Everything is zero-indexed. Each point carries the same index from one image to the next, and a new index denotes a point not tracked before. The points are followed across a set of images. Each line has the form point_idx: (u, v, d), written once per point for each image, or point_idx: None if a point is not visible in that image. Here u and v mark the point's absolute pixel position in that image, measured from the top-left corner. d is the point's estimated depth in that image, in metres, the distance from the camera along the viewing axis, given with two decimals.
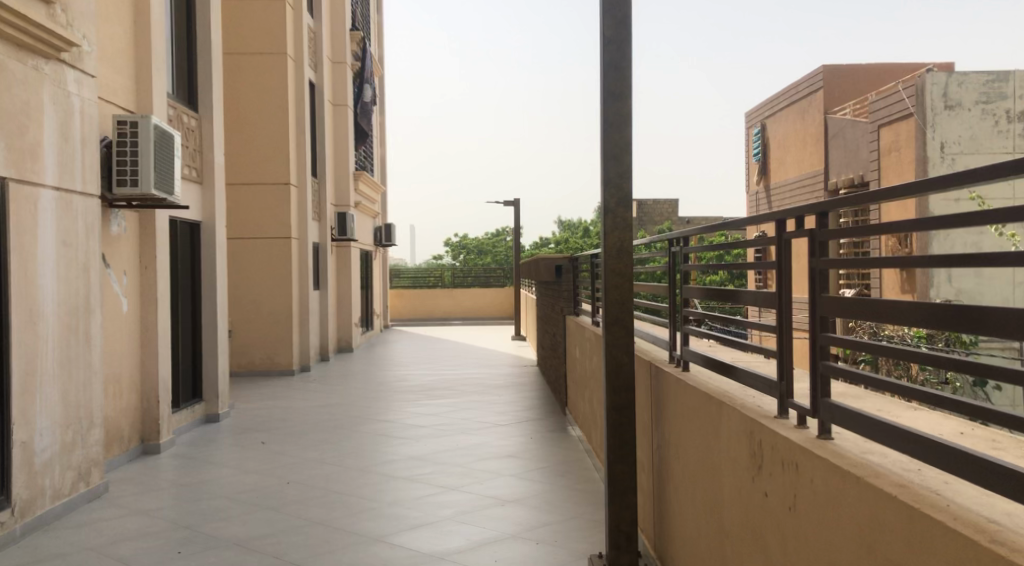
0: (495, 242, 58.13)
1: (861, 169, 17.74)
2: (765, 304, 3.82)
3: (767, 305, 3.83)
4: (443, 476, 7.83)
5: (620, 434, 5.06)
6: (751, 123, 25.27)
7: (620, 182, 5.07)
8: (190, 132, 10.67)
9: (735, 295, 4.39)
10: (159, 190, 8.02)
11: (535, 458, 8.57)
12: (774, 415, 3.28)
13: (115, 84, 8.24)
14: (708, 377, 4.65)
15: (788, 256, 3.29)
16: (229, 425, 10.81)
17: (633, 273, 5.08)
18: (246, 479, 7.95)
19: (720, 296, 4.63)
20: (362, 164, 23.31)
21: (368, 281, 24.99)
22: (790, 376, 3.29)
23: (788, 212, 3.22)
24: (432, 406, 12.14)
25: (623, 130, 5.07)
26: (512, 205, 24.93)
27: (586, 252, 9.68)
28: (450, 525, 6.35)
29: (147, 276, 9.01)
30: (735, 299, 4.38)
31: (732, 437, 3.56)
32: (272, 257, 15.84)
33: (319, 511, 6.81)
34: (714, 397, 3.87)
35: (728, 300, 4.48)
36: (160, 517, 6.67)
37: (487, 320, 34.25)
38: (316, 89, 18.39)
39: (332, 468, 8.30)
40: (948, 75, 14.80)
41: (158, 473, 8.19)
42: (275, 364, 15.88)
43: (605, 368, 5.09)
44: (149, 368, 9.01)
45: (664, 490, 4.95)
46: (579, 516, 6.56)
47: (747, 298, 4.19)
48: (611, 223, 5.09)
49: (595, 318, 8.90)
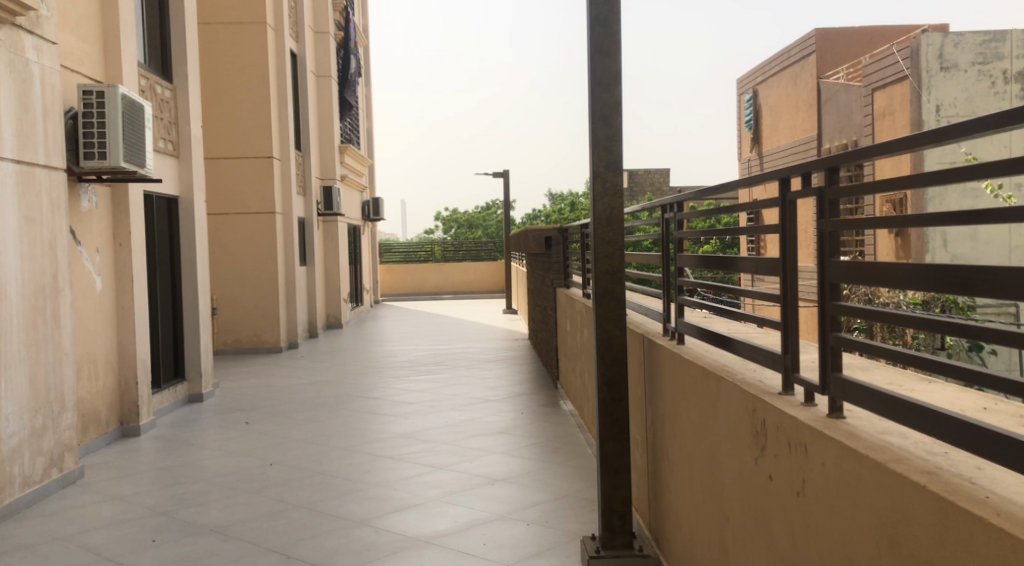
0: (485, 216, 57.71)
1: (855, 134, 17.45)
2: (763, 272, 3.52)
3: (766, 273, 3.53)
4: (431, 455, 7.58)
5: (612, 411, 4.81)
6: (742, 89, 24.89)
7: (609, 145, 4.77)
8: (165, 104, 10.30)
9: (731, 262, 4.09)
10: (129, 163, 7.69)
11: (526, 434, 8.30)
12: (779, 392, 3.01)
13: (81, 53, 7.88)
14: (706, 350, 4.37)
15: (792, 217, 3.00)
16: (213, 405, 10.52)
17: (624, 242, 4.79)
18: (228, 461, 7.70)
19: (716, 263, 4.33)
20: (347, 137, 22.95)
21: (356, 255, 24.65)
22: (796, 347, 3.02)
23: (793, 169, 2.91)
24: (422, 381, 11.89)
25: (612, 89, 4.76)
26: (502, 176, 24.60)
27: (577, 222, 9.39)
28: (438, 506, 6.11)
29: (122, 252, 8.70)
30: (732, 268, 4.08)
31: (731, 416, 3.32)
32: (256, 233, 15.50)
33: (301, 494, 6.55)
34: (711, 372, 3.60)
35: (724, 268, 4.19)
36: (137, 503, 6.41)
37: (477, 293, 33.97)
38: (299, 60, 17.97)
39: (316, 448, 8.04)
40: (944, 36, 14.49)
41: (138, 456, 7.93)
42: (263, 342, 15.57)
43: (595, 342, 4.82)
44: (126, 348, 8.72)
45: (659, 467, 4.69)
46: (572, 494, 6.31)
47: (743, 266, 3.89)
48: (600, 189, 4.80)
49: (586, 289, 8.63)
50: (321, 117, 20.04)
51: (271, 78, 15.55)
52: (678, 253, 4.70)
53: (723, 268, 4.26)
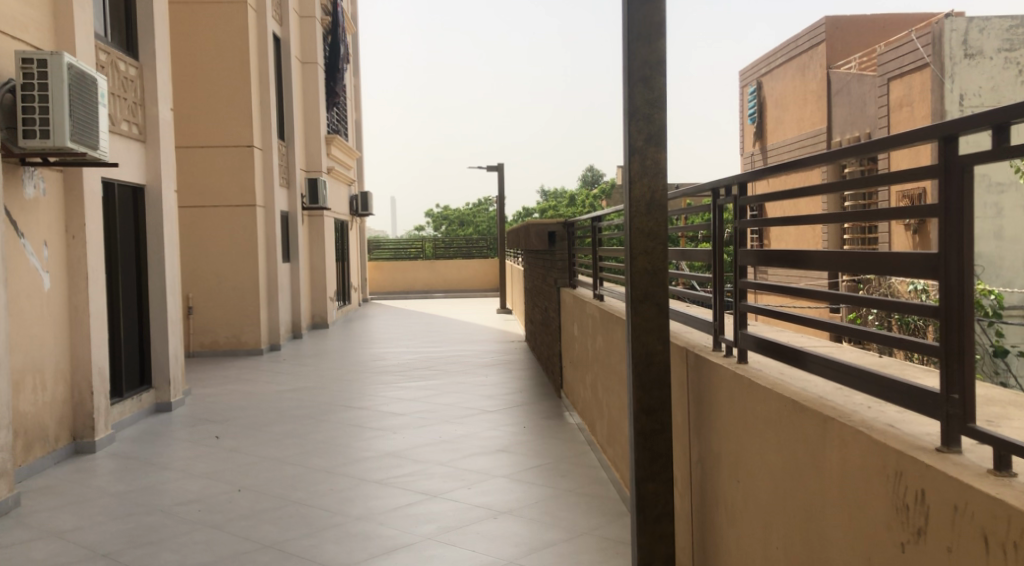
0: (476, 214, 56.65)
1: (868, 126, 16.57)
2: (864, 269, 2.54)
3: (866, 272, 2.55)
4: (424, 480, 6.62)
5: (651, 445, 3.88)
6: (745, 82, 23.99)
7: (650, 113, 3.84)
8: (129, 82, 9.30)
9: (799, 256, 3.11)
10: (76, 143, 6.72)
11: (531, 453, 7.36)
12: (937, 448, 2.08)
13: (25, 18, 6.87)
14: (777, 371, 3.42)
15: (964, 193, 2.04)
16: (182, 416, 9.55)
17: (667, 234, 3.86)
18: (193, 485, 6.73)
19: (772, 258, 3.43)
20: (334, 128, 21.92)
21: (344, 253, 23.63)
22: (972, 386, 2.04)
23: (981, 117, 1.92)
24: (412, 389, 10.93)
25: (655, 43, 3.82)
26: (496, 170, 23.63)
27: (585, 216, 8.34)
28: (430, 548, 5.16)
29: (75, 249, 7.70)
30: (800, 265, 3.10)
31: (852, 485, 2.37)
32: (234, 227, 14.49)
33: (272, 530, 5.59)
34: (811, 408, 2.67)
35: (782, 264, 3.23)
36: (77, 542, 5.43)
37: (469, 292, 32.95)
38: (282, 45, 16.99)
39: (291, 470, 7.07)
40: (968, 21, 13.63)
41: (89, 479, 6.95)
42: (242, 344, 14.56)
43: (631, 359, 3.88)
44: (79, 355, 7.74)
45: (711, 518, 3.77)
46: (590, 533, 5.38)
47: (818, 261, 2.94)
48: (638, 167, 3.85)
49: (598, 290, 7.64)
50: (307, 106, 19.03)
51: (252, 61, 14.52)
52: (735, 247, 3.69)
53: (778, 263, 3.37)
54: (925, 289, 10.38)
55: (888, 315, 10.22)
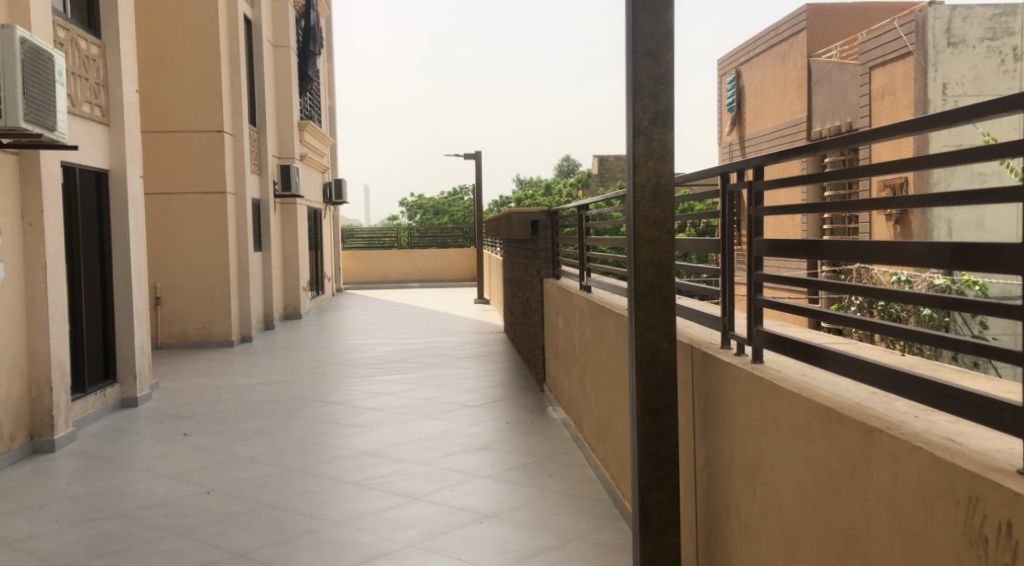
0: (451, 203, 56.21)
1: (849, 115, 16.38)
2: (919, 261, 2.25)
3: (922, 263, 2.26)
4: (404, 480, 6.30)
5: (655, 449, 3.58)
6: (723, 71, 23.74)
7: (657, 92, 3.53)
8: (90, 60, 8.84)
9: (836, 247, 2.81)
10: (31, 123, 6.31)
11: (515, 451, 7.05)
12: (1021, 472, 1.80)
13: None
14: (799, 372, 3.13)
15: None
16: (149, 411, 9.15)
17: (675, 223, 3.55)
18: (160, 486, 6.36)
19: (802, 250, 3.18)
20: (307, 114, 21.43)
21: (317, 241, 23.18)
22: None
23: None
24: (391, 382, 10.59)
25: (662, 14, 3.49)
26: (472, 158, 23.25)
27: (570, 205, 8.01)
28: (413, 556, 4.84)
29: (33, 236, 7.27)
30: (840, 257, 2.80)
31: (906, 509, 2.09)
32: (203, 214, 14.03)
33: (243, 537, 5.24)
34: (850, 417, 2.38)
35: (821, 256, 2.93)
36: (32, 553, 5.06)
37: (445, 282, 32.56)
38: (253, 27, 16.49)
39: (263, 470, 6.71)
40: (952, 9, 13.38)
41: (48, 481, 6.55)
42: (212, 335, 14.14)
43: (635, 357, 3.58)
44: (38, 348, 7.33)
45: (719, 529, 3.49)
46: (583, 538, 5.09)
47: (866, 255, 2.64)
48: (643, 149, 3.54)
49: (586, 283, 7.33)
50: (279, 91, 18.54)
51: (222, 44, 14.03)
52: (751, 237, 3.40)
53: (811, 255, 3.12)
54: (908, 279, 10.21)
55: (871, 304, 10.02)
